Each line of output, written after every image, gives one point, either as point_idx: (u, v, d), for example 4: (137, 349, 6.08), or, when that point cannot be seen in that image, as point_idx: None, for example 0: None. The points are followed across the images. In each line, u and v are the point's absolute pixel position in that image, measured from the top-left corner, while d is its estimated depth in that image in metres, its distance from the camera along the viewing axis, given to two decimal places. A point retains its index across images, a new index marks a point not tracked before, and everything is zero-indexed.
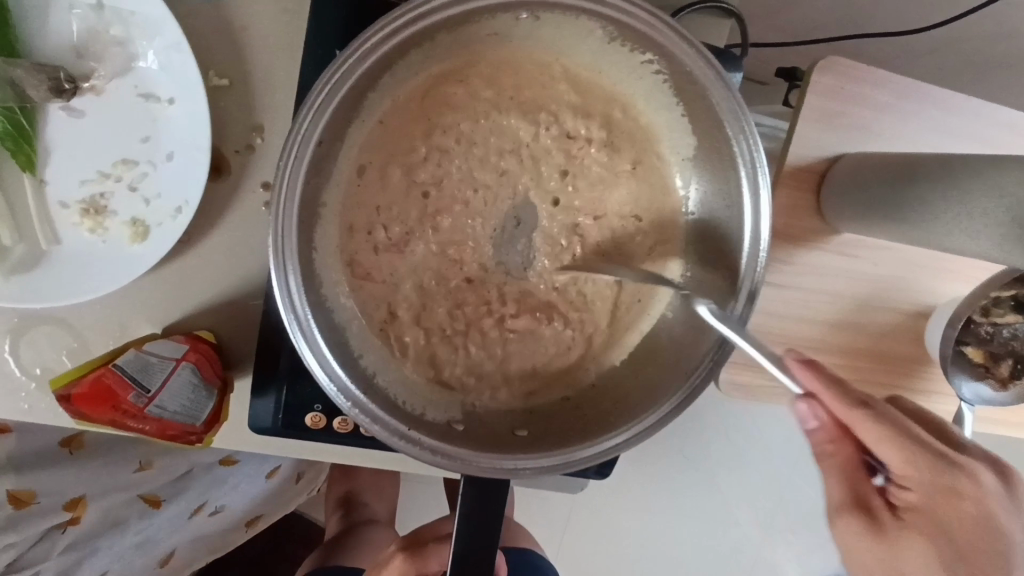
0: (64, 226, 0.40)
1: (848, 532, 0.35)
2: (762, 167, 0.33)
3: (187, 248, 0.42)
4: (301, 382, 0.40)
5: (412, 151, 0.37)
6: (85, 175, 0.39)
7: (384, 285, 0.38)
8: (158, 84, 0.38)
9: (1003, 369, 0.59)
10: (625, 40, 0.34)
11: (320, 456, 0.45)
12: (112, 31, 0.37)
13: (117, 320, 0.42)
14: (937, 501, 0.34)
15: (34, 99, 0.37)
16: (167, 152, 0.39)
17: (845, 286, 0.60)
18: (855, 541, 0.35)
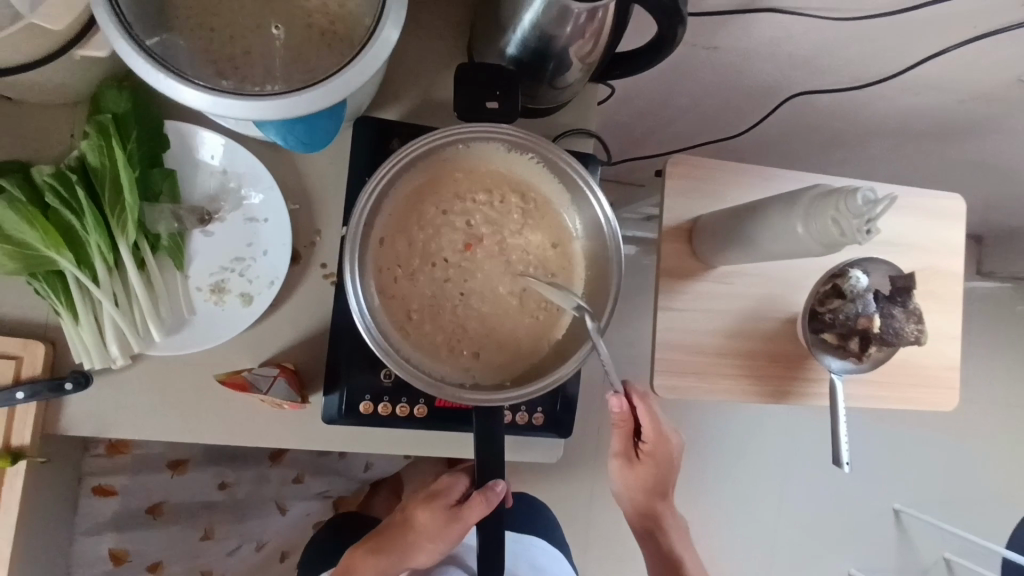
0: (199, 301, 0.63)
1: (618, 461, 0.83)
2: (604, 196, 0.61)
3: (275, 310, 0.65)
4: (355, 383, 0.62)
5: (411, 223, 0.62)
6: (214, 269, 0.64)
7: (403, 306, 0.61)
8: (259, 211, 0.64)
9: (852, 344, 0.85)
10: (519, 150, 0.62)
11: (368, 445, 0.66)
12: (231, 184, 0.64)
13: (232, 361, 0.64)
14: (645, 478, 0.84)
15: (188, 226, 0.62)
16: (265, 249, 0.64)
17: (724, 304, 0.90)
18: (619, 461, 0.83)
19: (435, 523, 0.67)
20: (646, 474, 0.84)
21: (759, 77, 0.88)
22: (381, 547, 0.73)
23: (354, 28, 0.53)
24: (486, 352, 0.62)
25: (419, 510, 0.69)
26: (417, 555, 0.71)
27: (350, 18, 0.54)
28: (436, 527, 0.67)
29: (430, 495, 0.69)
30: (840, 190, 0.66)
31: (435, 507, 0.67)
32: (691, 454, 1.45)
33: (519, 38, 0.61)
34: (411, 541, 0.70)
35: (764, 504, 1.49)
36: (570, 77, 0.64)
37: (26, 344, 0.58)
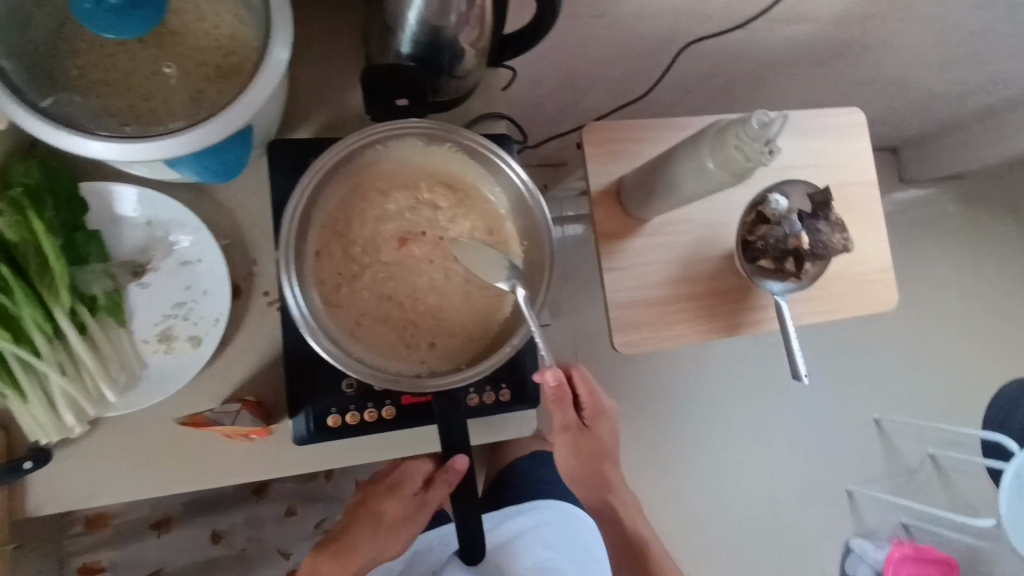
0: (149, 353, 0.63)
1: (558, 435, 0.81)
2: (525, 175, 0.63)
3: (226, 346, 0.65)
4: (319, 399, 0.63)
5: (345, 229, 0.63)
6: (158, 319, 0.64)
7: (352, 312, 0.62)
8: (192, 253, 0.65)
9: (788, 265, 0.89)
10: (437, 141, 0.63)
11: (344, 457, 0.66)
12: (158, 233, 0.64)
13: (194, 404, 0.64)
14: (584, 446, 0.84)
15: (122, 282, 0.63)
16: (205, 290, 0.65)
17: (665, 254, 0.94)
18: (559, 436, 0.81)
19: (407, 509, 0.71)
20: (578, 445, 0.84)
21: (650, 35, 0.93)
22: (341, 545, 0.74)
23: (244, 51, 0.54)
24: (439, 341, 0.64)
25: (383, 502, 0.71)
26: (381, 545, 0.72)
27: (239, 44, 0.55)
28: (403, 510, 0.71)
29: (391, 485, 0.71)
30: (733, 120, 0.70)
31: (402, 495, 0.70)
32: (675, 407, 1.50)
33: (409, 37, 0.63)
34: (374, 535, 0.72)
35: (751, 441, 1.55)
36: (467, 63, 0.67)
37: None
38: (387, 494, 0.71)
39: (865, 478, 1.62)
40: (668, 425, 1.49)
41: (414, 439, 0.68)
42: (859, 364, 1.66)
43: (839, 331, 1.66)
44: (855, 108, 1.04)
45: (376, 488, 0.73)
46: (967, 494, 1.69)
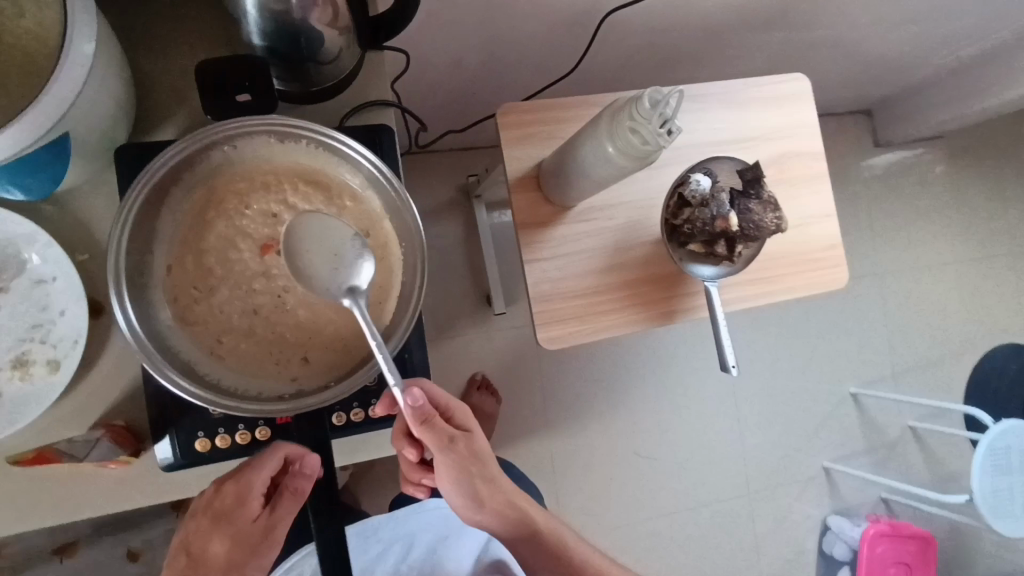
0: (3, 380, 0.59)
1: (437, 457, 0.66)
2: (386, 169, 0.59)
3: (90, 369, 0.62)
4: (185, 423, 0.59)
5: (197, 239, 0.58)
6: (10, 344, 0.60)
7: (213, 330, 0.58)
8: (45, 272, 0.60)
9: (719, 248, 0.84)
10: (290, 138, 0.58)
11: (222, 480, 0.64)
12: (6, 251, 0.59)
13: (58, 432, 0.61)
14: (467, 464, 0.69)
15: None
16: (61, 310, 0.60)
17: (592, 240, 0.89)
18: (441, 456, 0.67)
19: (243, 540, 0.59)
20: (462, 462, 0.69)
21: (567, 5, 0.86)
22: None
23: (47, 50, 0.48)
24: (310, 355, 0.59)
25: (207, 543, 0.59)
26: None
27: (44, 43, 0.49)
28: (241, 548, 0.59)
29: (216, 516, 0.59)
30: (628, 100, 0.65)
31: (229, 528, 0.59)
32: (646, 391, 1.45)
33: (256, 24, 0.56)
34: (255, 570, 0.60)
35: (722, 422, 1.50)
36: (331, 48, 0.60)
37: None
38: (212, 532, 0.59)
39: (841, 453, 1.58)
40: (632, 410, 1.44)
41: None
42: (835, 337, 1.60)
43: (814, 305, 1.60)
44: (799, 74, 0.97)
45: (197, 524, 0.60)
46: (949, 465, 1.65)
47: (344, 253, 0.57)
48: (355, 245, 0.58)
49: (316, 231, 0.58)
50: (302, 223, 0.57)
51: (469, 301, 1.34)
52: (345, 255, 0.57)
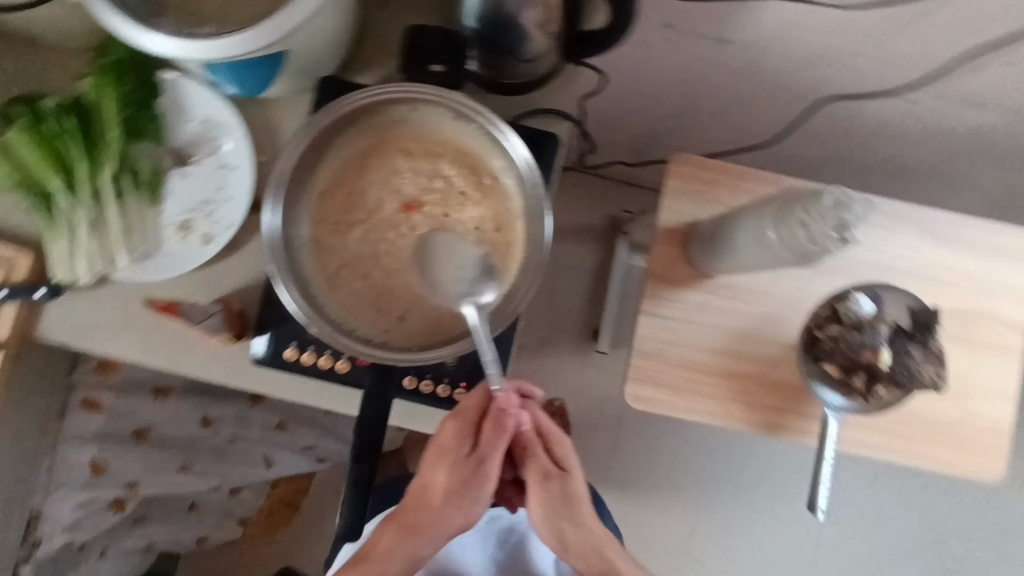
0: (168, 235, 0.68)
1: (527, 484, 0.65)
2: (536, 175, 0.59)
3: (232, 253, 0.69)
4: (283, 328, 0.64)
5: (353, 182, 0.63)
6: (184, 208, 0.69)
7: (335, 261, 0.62)
8: (231, 159, 0.69)
9: (856, 381, 0.74)
10: (464, 118, 0.61)
11: (291, 392, 0.68)
12: (211, 132, 0.69)
13: (185, 294, 0.68)
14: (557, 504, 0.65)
15: (166, 166, 0.69)
16: (230, 195, 0.69)
17: (719, 318, 0.83)
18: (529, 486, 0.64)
19: (459, 477, 0.62)
20: (552, 500, 0.64)
21: (787, 78, 0.81)
22: (412, 528, 0.65)
23: None
24: (405, 316, 0.62)
25: (433, 469, 0.63)
26: (450, 519, 0.63)
27: None
28: (464, 483, 0.62)
29: (439, 451, 0.62)
30: (808, 192, 0.60)
31: (449, 463, 0.61)
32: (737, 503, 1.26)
33: (474, 9, 0.60)
34: (460, 509, 0.63)
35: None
36: (534, 48, 0.62)
37: (18, 255, 0.66)
38: (439, 462, 0.62)
39: None
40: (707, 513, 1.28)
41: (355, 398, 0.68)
42: None
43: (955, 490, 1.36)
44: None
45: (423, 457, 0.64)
46: None
47: (468, 266, 0.60)
48: (476, 268, 0.60)
49: (448, 245, 0.61)
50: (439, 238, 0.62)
51: (575, 328, 1.29)
52: (465, 274, 0.59)
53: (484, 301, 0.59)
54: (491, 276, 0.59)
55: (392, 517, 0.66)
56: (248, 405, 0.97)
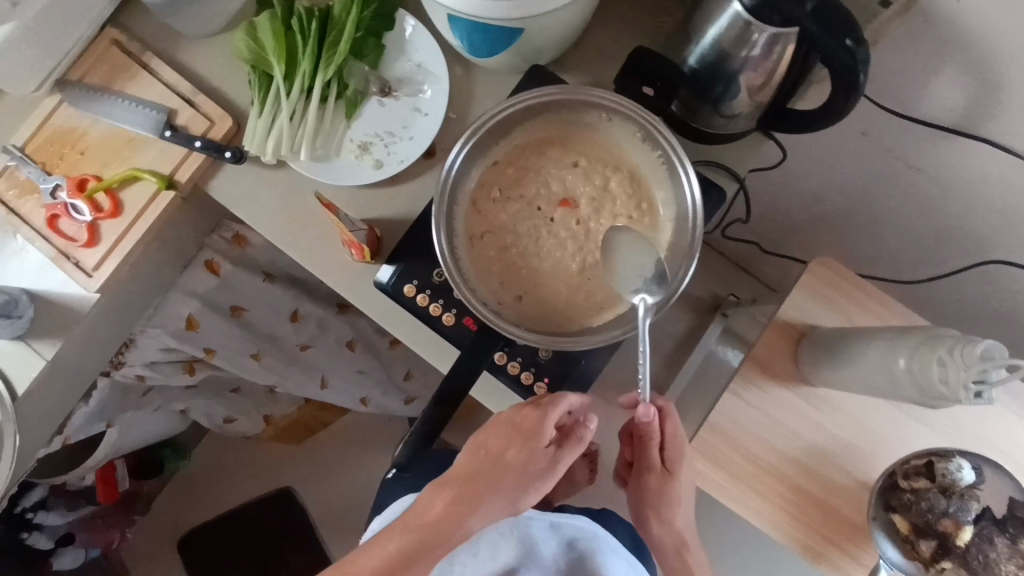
0: (347, 149, 0.75)
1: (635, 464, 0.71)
2: (700, 216, 0.59)
3: (392, 185, 0.74)
4: (412, 266, 0.69)
5: (526, 161, 0.66)
6: (369, 131, 0.75)
7: (482, 225, 0.66)
8: (425, 105, 0.75)
9: (923, 545, 0.71)
10: (651, 144, 0.63)
11: (392, 323, 0.72)
12: (417, 76, 0.75)
13: (339, 203, 0.74)
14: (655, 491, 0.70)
15: (370, 90, 0.75)
16: (412, 135, 0.74)
17: (800, 425, 0.81)
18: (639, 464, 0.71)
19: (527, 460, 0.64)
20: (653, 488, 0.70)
21: (957, 224, 0.80)
22: (464, 498, 0.64)
23: None
24: (525, 297, 0.65)
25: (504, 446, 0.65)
26: (514, 500, 0.65)
27: None
28: (532, 467, 0.65)
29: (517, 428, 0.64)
30: (958, 336, 0.58)
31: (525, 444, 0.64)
32: None
33: (700, 52, 0.63)
34: (524, 493, 0.65)
35: None
36: (737, 106, 0.65)
37: (221, 116, 0.74)
38: (511, 440, 0.65)
39: None
40: None
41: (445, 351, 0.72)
42: None
43: None
44: None
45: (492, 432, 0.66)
46: None
47: (650, 267, 0.61)
48: (653, 271, 0.61)
49: (632, 243, 0.63)
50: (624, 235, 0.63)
51: None
52: (645, 273, 0.61)
53: (653, 300, 0.60)
54: (665, 280, 0.60)
55: (446, 485, 0.66)
56: (334, 312, 1.04)
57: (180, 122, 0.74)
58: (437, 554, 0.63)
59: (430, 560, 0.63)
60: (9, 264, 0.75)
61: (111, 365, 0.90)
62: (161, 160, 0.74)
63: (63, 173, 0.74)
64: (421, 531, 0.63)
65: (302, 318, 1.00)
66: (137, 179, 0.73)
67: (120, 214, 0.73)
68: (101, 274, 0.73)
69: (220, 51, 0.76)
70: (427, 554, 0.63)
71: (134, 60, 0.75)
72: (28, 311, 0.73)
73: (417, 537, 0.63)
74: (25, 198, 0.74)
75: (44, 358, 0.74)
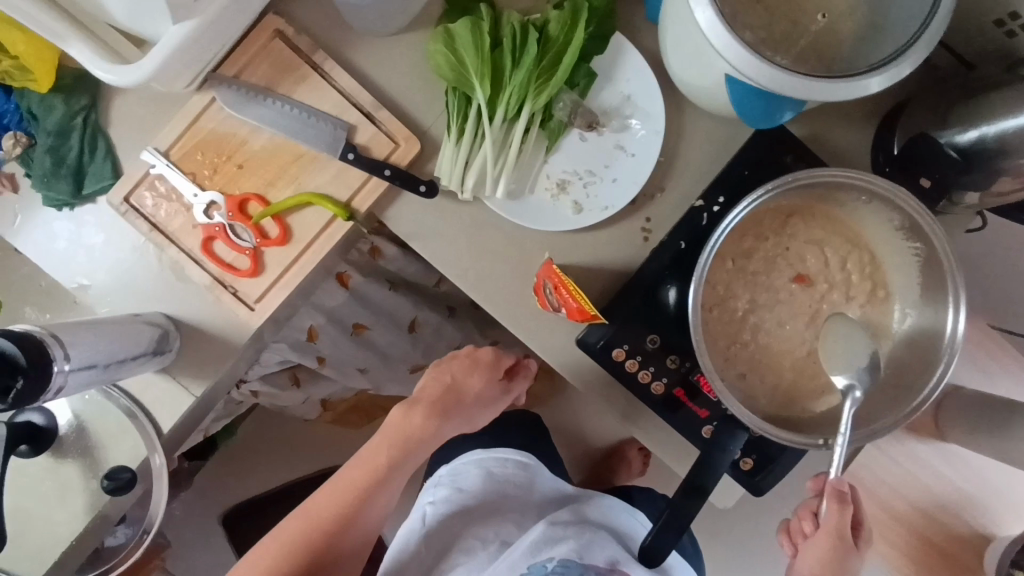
0: (542, 186, 0.68)
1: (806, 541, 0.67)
2: (964, 320, 0.56)
3: (589, 231, 0.68)
4: (626, 328, 0.64)
5: (763, 232, 0.62)
6: (569, 167, 0.68)
7: (712, 295, 0.62)
8: (632, 145, 0.68)
9: None
10: (908, 236, 0.59)
11: (584, 382, 0.69)
12: (625, 110, 0.68)
13: (533, 244, 0.68)
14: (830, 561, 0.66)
15: (574, 123, 0.67)
16: (615, 177, 0.68)
17: (932, 478, 0.84)
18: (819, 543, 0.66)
19: (491, 390, 0.70)
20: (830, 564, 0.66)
21: None
22: (438, 415, 0.68)
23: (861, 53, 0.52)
24: (750, 377, 0.62)
25: (470, 378, 0.69)
26: (475, 420, 0.71)
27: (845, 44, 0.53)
28: (488, 396, 0.70)
29: (476, 359, 0.70)
30: None
31: (488, 374, 0.70)
32: None
33: (966, 139, 0.57)
34: (482, 416, 0.71)
35: None
36: (972, 197, 0.62)
37: (408, 138, 0.65)
38: (473, 369, 0.70)
39: None
40: None
41: (654, 425, 0.69)
42: None
43: None
44: None
45: (458, 362, 0.70)
46: None
47: (862, 359, 0.57)
48: (866, 362, 0.58)
49: (846, 330, 0.59)
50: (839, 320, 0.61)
51: None
52: (859, 362, 0.57)
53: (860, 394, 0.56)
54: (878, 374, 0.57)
55: (415, 403, 0.68)
56: (446, 319, 0.98)
57: (360, 141, 0.65)
58: (415, 459, 0.68)
59: (413, 461, 0.68)
60: (155, 285, 0.67)
61: (236, 382, 0.86)
62: (338, 184, 0.65)
63: (219, 187, 0.65)
64: (402, 444, 0.67)
65: (420, 327, 0.95)
66: (314, 206, 0.64)
67: (287, 242, 0.65)
68: (264, 308, 0.65)
69: (404, 59, 0.66)
70: (414, 457, 0.68)
71: (305, 61, 0.65)
72: (177, 344, 0.66)
73: (404, 447, 0.67)
74: (175, 214, 0.65)
75: (192, 395, 0.68)
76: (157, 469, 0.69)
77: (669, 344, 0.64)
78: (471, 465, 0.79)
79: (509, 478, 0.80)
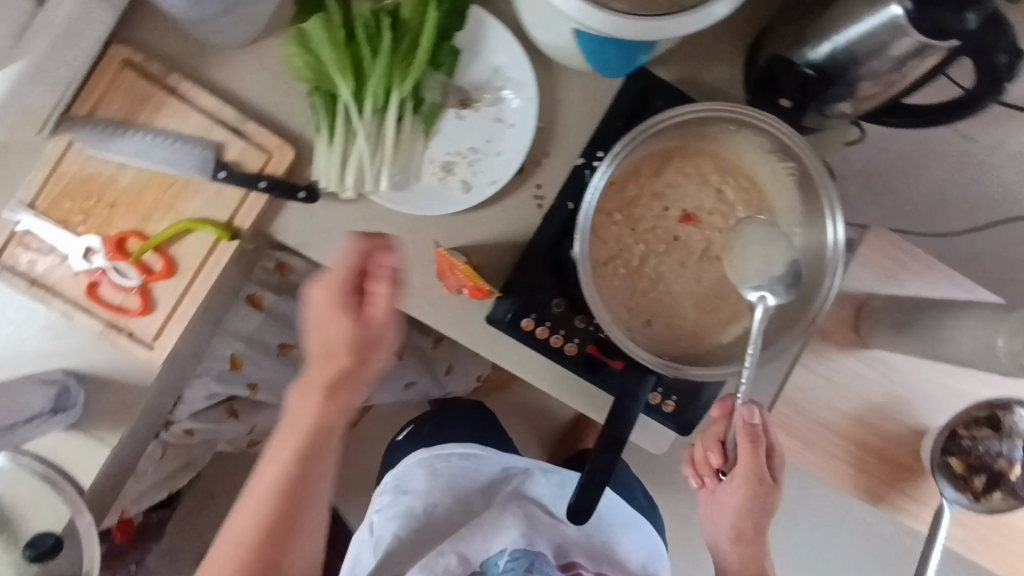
0: (428, 172, 0.67)
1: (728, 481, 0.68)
2: (841, 224, 0.59)
3: (483, 208, 0.68)
4: (528, 299, 0.66)
5: (647, 181, 0.64)
6: (451, 149, 0.68)
7: (606, 250, 0.64)
8: (510, 115, 0.67)
9: (976, 480, 0.81)
10: (780, 158, 0.61)
11: (505, 359, 0.68)
12: (497, 82, 0.67)
13: (429, 232, 0.67)
14: (747, 496, 0.67)
15: (448, 103, 0.67)
16: (499, 151, 0.67)
17: (861, 385, 0.87)
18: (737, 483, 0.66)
19: (346, 325, 0.56)
20: (746, 501, 0.68)
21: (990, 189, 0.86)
22: (330, 391, 0.58)
23: None
24: (656, 322, 0.64)
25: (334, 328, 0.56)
26: (357, 371, 0.58)
27: None
28: (340, 338, 0.57)
29: (330, 286, 0.55)
30: None
31: (336, 297, 0.55)
32: None
33: (823, 51, 0.58)
34: (358, 364, 0.58)
35: None
36: (841, 108, 0.63)
37: (280, 146, 0.64)
38: (324, 302, 0.56)
39: None
40: None
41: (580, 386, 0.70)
42: None
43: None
44: None
45: (322, 296, 0.56)
46: None
47: (779, 264, 0.58)
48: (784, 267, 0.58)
49: (760, 234, 0.60)
50: (754, 224, 0.62)
51: None
52: (771, 270, 0.58)
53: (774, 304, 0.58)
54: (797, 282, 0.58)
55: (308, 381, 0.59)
56: None
57: (230, 158, 0.63)
58: (329, 447, 0.60)
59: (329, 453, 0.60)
60: (47, 343, 0.65)
61: (163, 424, 0.85)
62: (216, 206, 0.63)
63: (95, 230, 0.63)
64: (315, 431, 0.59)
65: None
66: (194, 232, 0.62)
67: (174, 273, 0.63)
68: (162, 345, 0.63)
69: (262, 66, 0.64)
70: (328, 438, 0.59)
71: (159, 85, 0.63)
72: (81, 396, 0.63)
73: (312, 439, 0.59)
74: (51, 266, 0.63)
75: (107, 445, 0.65)
76: (86, 528, 0.67)
77: (573, 305, 0.66)
78: (414, 465, 0.78)
79: (452, 469, 0.80)
